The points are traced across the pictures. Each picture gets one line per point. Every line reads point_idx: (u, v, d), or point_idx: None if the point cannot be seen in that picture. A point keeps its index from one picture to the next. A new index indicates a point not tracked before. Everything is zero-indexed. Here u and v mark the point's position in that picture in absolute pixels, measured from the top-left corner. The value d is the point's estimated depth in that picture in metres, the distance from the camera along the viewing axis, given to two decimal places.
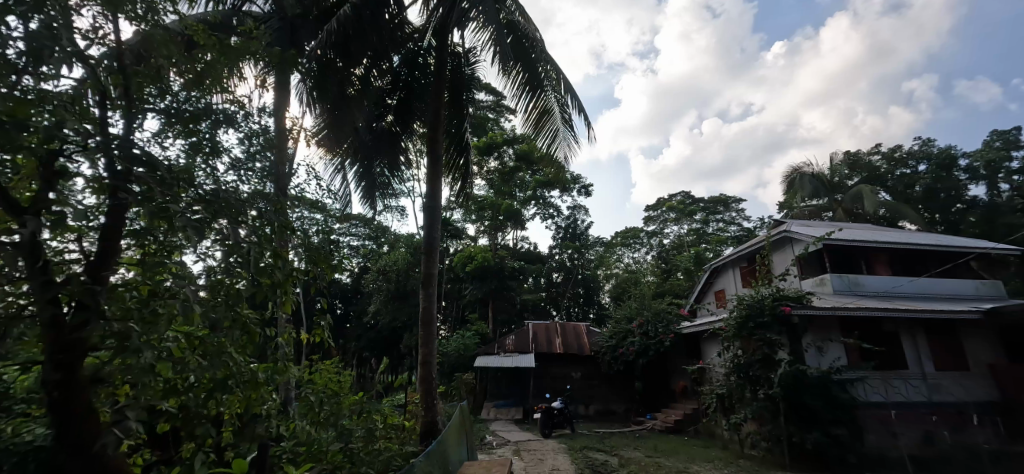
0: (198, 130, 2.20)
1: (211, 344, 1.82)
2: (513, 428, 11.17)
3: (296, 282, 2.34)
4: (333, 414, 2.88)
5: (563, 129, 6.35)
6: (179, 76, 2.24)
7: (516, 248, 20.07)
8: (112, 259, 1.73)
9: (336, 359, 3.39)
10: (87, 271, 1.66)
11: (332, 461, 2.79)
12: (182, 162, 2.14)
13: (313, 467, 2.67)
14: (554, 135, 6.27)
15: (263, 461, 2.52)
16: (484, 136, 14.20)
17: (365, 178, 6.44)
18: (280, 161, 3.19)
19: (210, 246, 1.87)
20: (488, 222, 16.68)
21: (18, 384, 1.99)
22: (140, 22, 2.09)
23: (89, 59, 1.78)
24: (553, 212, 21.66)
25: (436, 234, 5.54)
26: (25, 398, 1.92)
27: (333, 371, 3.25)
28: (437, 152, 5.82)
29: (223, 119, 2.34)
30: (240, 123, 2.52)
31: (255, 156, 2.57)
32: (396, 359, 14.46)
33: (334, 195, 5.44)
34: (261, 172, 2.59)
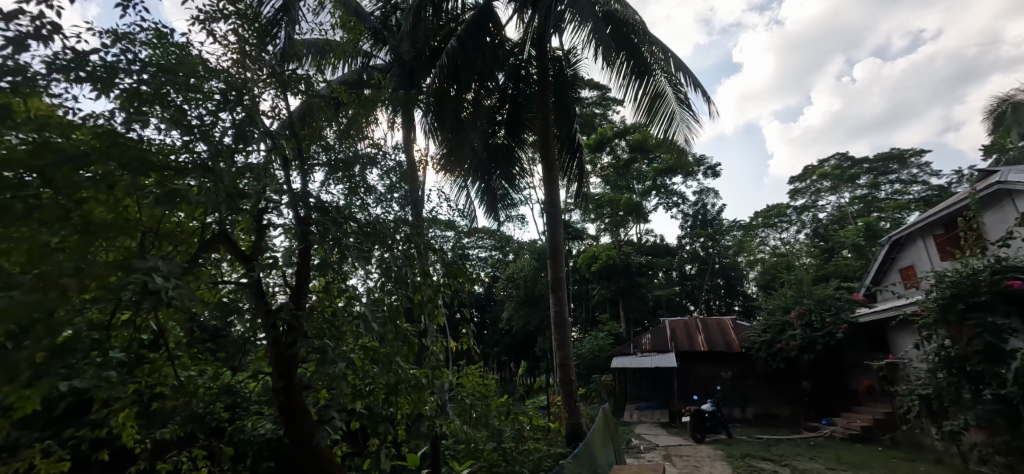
0: (353, 174, 2.62)
1: (382, 353, 2.11)
2: (661, 432, 10.76)
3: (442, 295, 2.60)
4: (485, 415, 3.12)
5: (679, 110, 6.07)
6: (331, 131, 2.68)
7: (642, 242, 19.39)
8: (304, 287, 2.16)
9: (480, 365, 3.68)
10: (290, 299, 2.11)
11: (488, 458, 3.07)
12: (343, 202, 2.56)
13: (472, 464, 3.05)
14: (670, 119, 6.03)
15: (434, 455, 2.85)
16: (594, 134, 14.14)
17: (487, 194, 6.87)
18: (415, 189, 3.62)
19: (372, 269, 2.21)
20: (609, 219, 16.40)
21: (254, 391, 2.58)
22: (302, 94, 2.57)
23: (273, 131, 2.24)
24: (679, 200, 20.50)
25: (559, 237, 5.60)
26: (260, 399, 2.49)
27: (482, 373, 3.55)
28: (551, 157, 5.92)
29: (368, 162, 2.73)
30: (381, 162, 2.94)
31: (396, 189, 2.97)
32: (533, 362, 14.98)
33: (461, 213, 5.94)
34: (402, 201, 2.98)
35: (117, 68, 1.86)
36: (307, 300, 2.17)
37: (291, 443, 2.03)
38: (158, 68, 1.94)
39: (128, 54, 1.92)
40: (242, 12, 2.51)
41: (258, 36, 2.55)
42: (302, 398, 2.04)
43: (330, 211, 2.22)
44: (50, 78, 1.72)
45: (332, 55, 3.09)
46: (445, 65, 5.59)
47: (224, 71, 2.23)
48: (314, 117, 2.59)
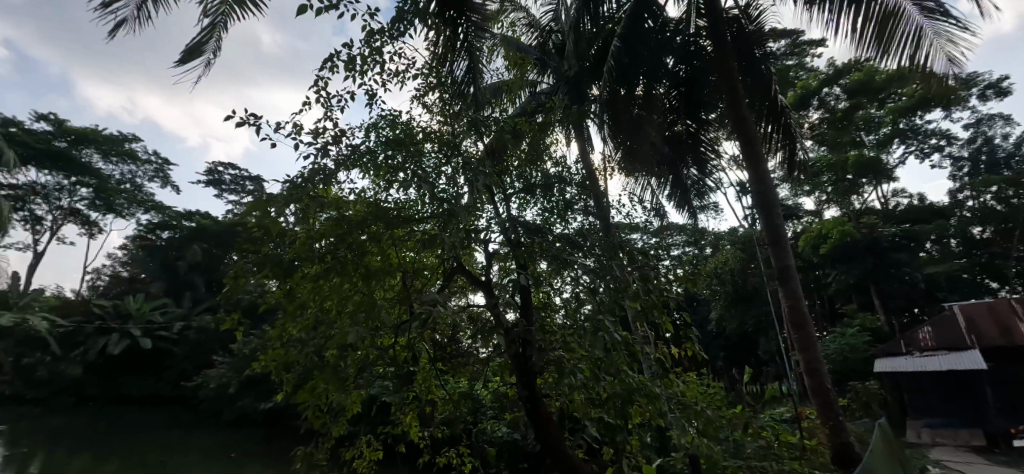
0: (549, 193, 2.88)
1: (609, 366, 2.00)
2: (979, 458, 7.90)
3: (669, 302, 2.31)
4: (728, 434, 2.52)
5: (931, 19, 4.46)
6: (516, 159, 2.89)
7: (891, 208, 15.35)
8: (527, 301, 2.41)
9: (706, 374, 3.26)
10: (518, 311, 2.39)
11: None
12: (544, 222, 2.86)
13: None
14: (918, 35, 4.46)
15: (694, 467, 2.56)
16: (795, 89, 11.67)
17: (678, 188, 6.54)
18: (597, 196, 3.66)
19: (578, 274, 2.30)
20: (833, 188, 13.41)
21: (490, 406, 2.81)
22: (487, 130, 2.73)
23: (472, 167, 2.43)
24: (942, 143, 15.70)
25: (777, 220, 4.29)
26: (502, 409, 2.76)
27: (707, 380, 3.25)
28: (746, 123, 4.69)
29: (559, 181, 2.95)
30: (566, 177, 3.10)
31: (580, 200, 3.11)
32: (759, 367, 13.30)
33: (651, 213, 5.78)
34: (586, 211, 3.10)
35: (370, 151, 2.48)
36: (533, 315, 2.41)
37: (542, 444, 2.33)
38: (393, 141, 2.48)
39: (377, 138, 2.54)
40: (437, 79, 2.99)
41: (454, 97, 3.03)
42: (542, 404, 2.33)
43: (538, 231, 2.42)
44: (337, 169, 2.38)
45: (509, 94, 3.42)
46: (612, 68, 5.30)
47: (436, 131, 2.72)
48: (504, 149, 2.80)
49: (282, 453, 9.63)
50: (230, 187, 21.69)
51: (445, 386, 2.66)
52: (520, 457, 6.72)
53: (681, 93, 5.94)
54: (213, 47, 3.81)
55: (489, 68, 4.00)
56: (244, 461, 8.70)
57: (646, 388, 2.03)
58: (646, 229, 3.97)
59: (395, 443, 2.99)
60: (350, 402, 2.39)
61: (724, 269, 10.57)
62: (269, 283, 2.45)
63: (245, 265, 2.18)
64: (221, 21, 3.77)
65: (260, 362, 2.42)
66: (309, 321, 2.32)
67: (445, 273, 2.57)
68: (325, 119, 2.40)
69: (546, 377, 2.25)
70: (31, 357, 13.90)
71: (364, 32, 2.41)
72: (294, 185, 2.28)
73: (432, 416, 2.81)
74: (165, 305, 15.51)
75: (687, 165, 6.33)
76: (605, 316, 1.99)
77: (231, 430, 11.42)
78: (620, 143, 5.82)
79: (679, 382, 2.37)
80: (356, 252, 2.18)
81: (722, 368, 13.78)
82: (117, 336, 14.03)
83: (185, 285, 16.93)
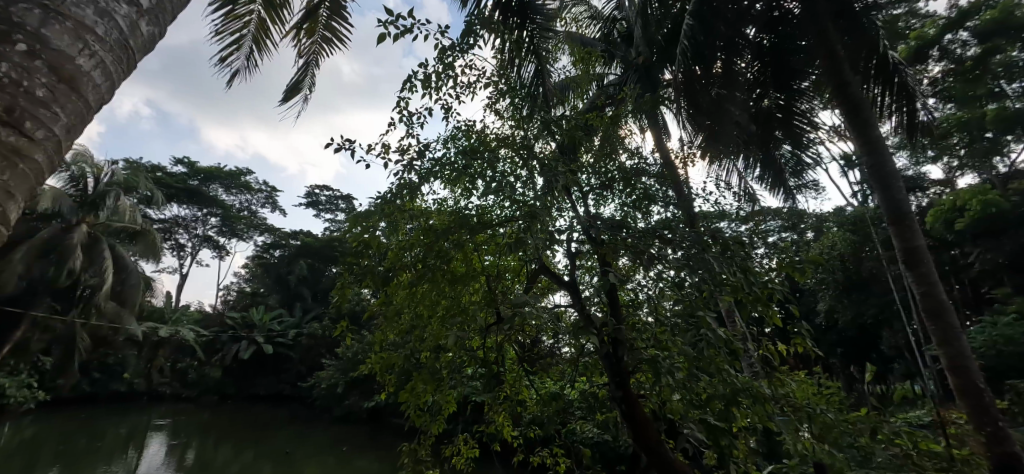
0: (628, 185, 2.78)
1: (708, 363, 1.89)
2: None
3: (776, 295, 2.07)
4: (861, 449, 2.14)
5: None
6: (590, 154, 2.85)
7: None
8: (613, 301, 2.35)
9: (820, 372, 2.94)
10: (605, 309, 2.35)
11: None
12: (625, 216, 2.77)
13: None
14: None
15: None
16: None
17: (770, 168, 6.05)
18: (679, 185, 3.46)
19: (665, 270, 2.16)
20: None
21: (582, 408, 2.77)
22: (557, 131, 2.71)
23: (546, 166, 2.42)
24: None
25: (899, 193, 3.42)
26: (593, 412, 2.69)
27: (824, 380, 2.92)
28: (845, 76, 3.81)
29: (638, 173, 2.82)
30: (646, 169, 2.99)
31: (661, 191, 2.98)
32: (882, 362, 11.84)
33: (739, 198, 5.38)
34: (669, 201, 2.96)
35: (448, 162, 2.58)
36: (620, 314, 2.36)
37: (638, 445, 2.28)
38: (469, 150, 2.56)
39: (455, 148, 2.64)
40: (507, 83, 3.02)
41: (524, 100, 3.03)
42: (637, 405, 2.28)
43: (619, 226, 2.28)
44: (421, 182, 2.52)
45: (580, 90, 3.36)
46: (686, 49, 4.75)
47: (510, 136, 2.76)
48: (577, 146, 2.79)
49: (387, 449, 10.34)
50: (327, 206, 23.76)
51: (535, 387, 2.69)
52: (616, 459, 6.56)
53: (768, 65, 5.31)
54: (308, 84, 4.21)
55: (558, 68, 3.98)
56: (356, 456, 9.50)
57: (751, 387, 1.90)
58: (736, 217, 3.68)
59: (490, 441, 3.09)
60: (446, 402, 2.52)
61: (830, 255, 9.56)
62: (369, 292, 2.66)
63: (350, 277, 2.41)
64: (313, 59, 4.14)
65: (366, 363, 2.64)
66: (405, 325, 2.50)
67: (527, 275, 2.61)
68: (407, 136, 2.59)
69: (639, 376, 2.20)
70: (183, 363, 16.33)
71: (436, 50, 2.54)
72: (385, 200, 2.46)
73: (523, 416, 2.86)
74: (282, 315, 17.39)
75: (779, 142, 5.75)
76: (702, 313, 1.90)
77: (342, 427, 12.50)
78: (701, 125, 5.45)
79: (789, 382, 2.17)
80: (444, 259, 2.24)
81: (836, 363, 12.48)
82: (246, 343, 16.01)
83: (296, 297, 18.84)
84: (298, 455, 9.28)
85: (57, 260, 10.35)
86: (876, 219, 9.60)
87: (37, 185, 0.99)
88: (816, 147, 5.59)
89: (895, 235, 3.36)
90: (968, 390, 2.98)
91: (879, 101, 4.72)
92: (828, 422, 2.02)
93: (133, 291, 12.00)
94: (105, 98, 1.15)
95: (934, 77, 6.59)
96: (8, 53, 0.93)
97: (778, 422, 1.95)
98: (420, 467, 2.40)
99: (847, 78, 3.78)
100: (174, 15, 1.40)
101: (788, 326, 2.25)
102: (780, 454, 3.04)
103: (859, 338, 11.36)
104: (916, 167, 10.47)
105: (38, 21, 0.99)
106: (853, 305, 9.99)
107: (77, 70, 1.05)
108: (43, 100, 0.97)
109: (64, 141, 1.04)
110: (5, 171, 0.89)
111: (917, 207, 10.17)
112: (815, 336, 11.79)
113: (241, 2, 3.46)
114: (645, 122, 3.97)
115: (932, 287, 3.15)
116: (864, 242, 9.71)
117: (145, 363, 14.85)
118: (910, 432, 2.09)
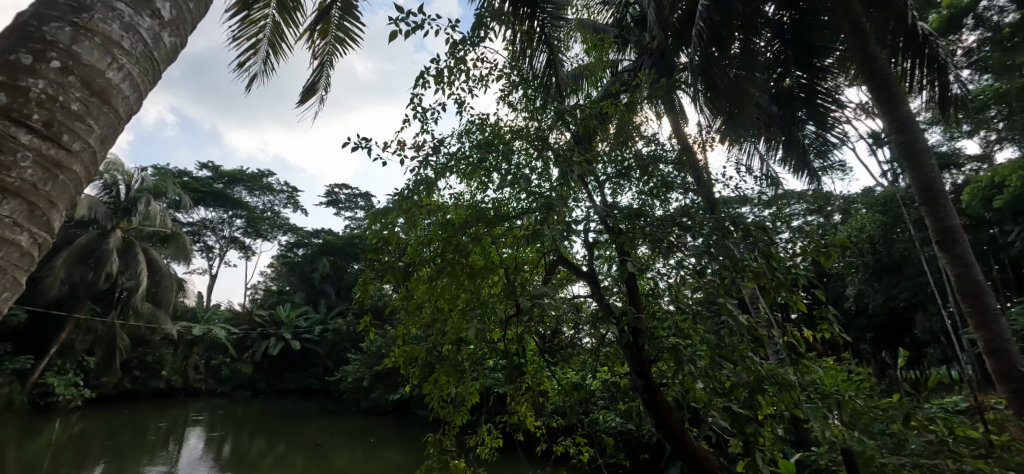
0: (643, 174, 2.74)
1: (730, 350, 1.86)
2: None
3: (799, 280, 2.03)
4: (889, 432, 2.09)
5: None
6: (605, 143, 2.83)
7: None
8: (632, 289, 2.33)
9: (848, 358, 2.86)
10: (624, 299, 2.33)
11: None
12: (642, 204, 2.73)
13: None
14: None
15: (852, 461, 2.21)
16: None
17: (792, 150, 5.87)
18: (697, 170, 3.40)
19: (683, 257, 2.13)
20: None
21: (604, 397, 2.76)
22: (570, 119, 2.67)
23: (559, 157, 2.40)
24: None
25: (932, 171, 3.29)
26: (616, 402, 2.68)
27: (853, 366, 2.84)
28: (873, 52, 3.66)
29: (655, 161, 2.76)
30: (662, 155, 2.95)
31: (679, 178, 2.93)
32: (915, 346, 11.49)
33: (761, 181, 5.25)
34: (686, 187, 2.91)
35: (462, 156, 2.59)
36: (640, 303, 2.34)
37: (662, 433, 2.26)
38: (483, 143, 2.55)
39: (470, 142, 2.65)
40: (518, 74, 3.00)
41: (537, 90, 3.01)
42: (659, 393, 2.26)
43: (638, 214, 2.23)
44: (437, 177, 2.54)
45: (593, 79, 3.31)
46: (702, 30, 4.66)
47: (524, 128, 2.75)
48: (592, 135, 2.78)
49: (413, 438, 10.60)
50: (346, 204, 24.18)
51: (556, 377, 2.71)
52: (641, 447, 6.57)
53: (789, 42, 5.11)
54: (323, 85, 4.28)
55: (570, 56, 3.94)
56: (384, 446, 9.73)
57: (777, 375, 1.87)
58: (758, 202, 3.58)
59: (513, 431, 3.11)
60: (469, 393, 2.54)
61: (859, 238, 9.26)
62: (390, 287, 2.71)
63: (371, 273, 2.45)
64: (327, 60, 4.20)
65: (389, 357, 2.69)
66: (426, 317, 2.54)
67: (545, 266, 2.61)
68: (420, 132, 2.60)
69: (660, 364, 2.19)
70: (216, 360, 16.93)
71: (448, 44, 2.54)
72: (403, 197, 2.49)
73: (546, 406, 2.87)
74: (307, 312, 17.86)
75: (802, 122, 5.55)
76: (723, 299, 1.87)
77: (369, 419, 12.85)
78: (720, 108, 5.33)
79: (816, 368, 2.13)
80: (461, 253, 2.26)
81: (865, 349, 12.16)
82: (274, 340, 16.51)
83: (320, 293, 19.30)
84: (330, 446, 9.60)
85: (95, 264, 10.80)
86: (908, 199, 9.25)
87: (77, 193, 1.05)
88: (842, 126, 5.37)
89: (928, 215, 3.23)
90: (1008, 373, 2.86)
91: (909, 75, 4.52)
92: (856, 408, 1.99)
93: (167, 292, 12.46)
94: (134, 110, 1.18)
95: (969, 47, 6.24)
96: (45, 71, 0.98)
97: (805, 408, 1.92)
98: (444, 458, 2.43)
99: (874, 52, 3.64)
100: (194, 24, 1.41)
101: (815, 311, 2.19)
102: (809, 443, 2.98)
103: (890, 322, 11.04)
104: (950, 142, 10.04)
105: (70, 37, 1.04)
106: (884, 289, 9.69)
107: (107, 83, 1.09)
108: (77, 113, 1.02)
109: (99, 152, 1.09)
110: (47, 182, 0.96)
111: (951, 185, 9.75)
112: (843, 321, 11.50)
113: (256, 7, 3.52)
114: (661, 107, 3.88)
115: (969, 268, 3.03)
116: (895, 223, 9.39)
117: (180, 361, 15.42)
118: (945, 418, 2.01)
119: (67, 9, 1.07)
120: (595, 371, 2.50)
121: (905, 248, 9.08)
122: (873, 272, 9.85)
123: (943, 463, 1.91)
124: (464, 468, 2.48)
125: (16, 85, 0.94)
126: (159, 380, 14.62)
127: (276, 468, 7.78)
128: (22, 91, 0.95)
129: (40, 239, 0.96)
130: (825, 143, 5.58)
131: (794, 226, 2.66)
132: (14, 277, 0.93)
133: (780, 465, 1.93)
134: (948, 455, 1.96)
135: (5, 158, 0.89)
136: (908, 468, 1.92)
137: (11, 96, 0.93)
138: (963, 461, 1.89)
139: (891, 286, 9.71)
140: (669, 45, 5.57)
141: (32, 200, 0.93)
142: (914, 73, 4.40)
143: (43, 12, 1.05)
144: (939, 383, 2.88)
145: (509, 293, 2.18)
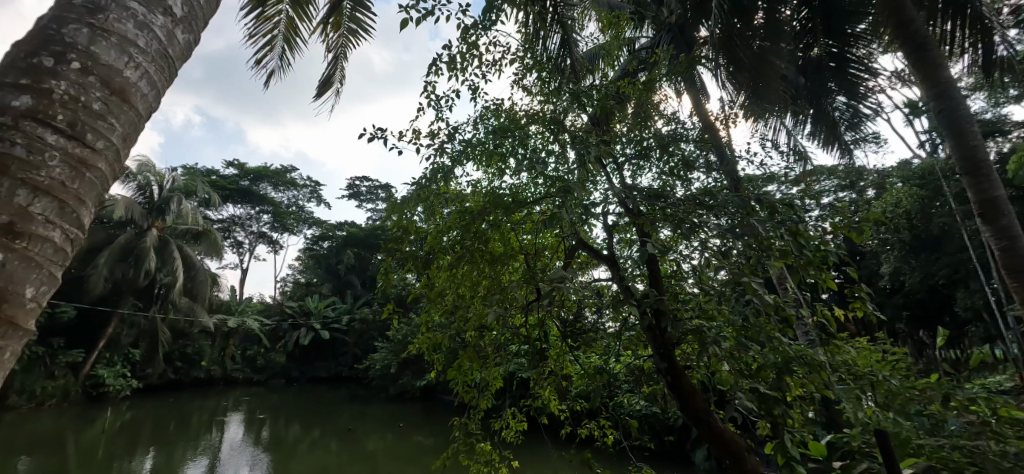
0: (664, 157, 2.69)
1: (758, 330, 1.80)
2: None
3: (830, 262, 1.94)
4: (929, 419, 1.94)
5: None
6: (624, 124, 2.76)
7: None
8: (657, 274, 2.33)
9: (882, 338, 2.72)
10: (648, 283, 2.31)
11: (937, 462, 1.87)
12: (661, 186, 2.68)
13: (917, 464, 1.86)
14: None
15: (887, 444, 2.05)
16: None
17: (822, 123, 5.64)
18: (718, 149, 3.28)
19: (706, 240, 2.06)
20: None
21: (627, 387, 2.67)
22: (585, 105, 2.61)
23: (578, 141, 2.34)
24: None
25: (976, 138, 3.11)
26: (639, 392, 2.61)
27: (885, 347, 2.71)
28: (910, 13, 3.43)
29: (675, 139, 2.70)
30: (682, 133, 2.88)
31: (701, 160, 2.82)
32: (955, 325, 11.02)
33: (787, 155, 5.08)
34: (708, 166, 2.83)
35: (475, 142, 2.57)
36: (663, 286, 2.33)
37: (687, 417, 2.23)
38: (498, 129, 2.54)
39: (485, 128, 2.62)
40: (531, 56, 2.94)
41: (552, 72, 2.93)
42: (684, 377, 2.24)
43: (659, 195, 2.18)
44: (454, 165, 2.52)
45: (609, 59, 3.18)
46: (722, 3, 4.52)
47: (539, 111, 2.71)
48: (610, 117, 2.70)
49: (440, 422, 10.93)
50: (367, 197, 24.56)
51: (580, 362, 2.68)
52: (665, 428, 6.68)
53: (818, 7, 4.77)
54: (337, 78, 4.30)
55: (585, 37, 3.87)
56: (413, 430, 10.03)
57: (806, 355, 1.80)
58: (785, 179, 3.44)
59: (538, 415, 3.09)
60: (493, 378, 2.52)
61: (894, 213, 8.96)
62: (412, 275, 2.71)
63: (392, 262, 2.46)
64: (341, 52, 4.23)
65: (413, 344, 2.71)
66: (449, 304, 2.55)
67: (566, 251, 2.59)
68: (436, 120, 2.61)
69: (686, 348, 2.16)
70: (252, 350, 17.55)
71: (460, 30, 2.51)
72: (421, 186, 2.47)
73: (570, 390, 2.82)
74: (334, 302, 18.44)
75: (831, 93, 5.31)
76: (747, 279, 1.81)
77: (398, 405, 13.21)
78: (743, 83, 5.15)
79: (848, 348, 2.04)
80: (481, 240, 2.29)
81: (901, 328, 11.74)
82: (305, 330, 17.28)
83: (346, 284, 19.83)
84: (361, 431, 9.92)
85: (135, 261, 11.31)
86: (948, 171, 8.74)
87: (104, 191, 1.09)
88: (875, 96, 5.10)
89: (969, 186, 3.06)
90: None
91: (950, 39, 4.23)
92: (892, 390, 1.87)
93: (201, 286, 12.95)
94: (152, 107, 1.21)
95: (1017, 4, 5.74)
96: (66, 73, 1.02)
97: (837, 389, 1.84)
98: (469, 441, 2.43)
99: (909, 14, 3.43)
100: (205, 20, 1.42)
101: (847, 289, 2.09)
102: (841, 422, 2.89)
103: (928, 300, 10.61)
104: (995, 108, 9.43)
105: (87, 38, 1.07)
106: (921, 266, 9.24)
107: (126, 82, 1.11)
108: (99, 113, 1.05)
109: (122, 150, 1.13)
110: (74, 180, 0.99)
111: (997, 154, 9.18)
112: (878, 300, 11.13)
113: (269, 4, 3.57)
114: (680, 84, 3.77)
115: (1015, 241, 2.86)
116: (934, 197, 8.90)
117: (218, 351, 16.05)
118: (987, 397, 1.84)
119: (82, 10, 1.10)
120: (618, 355, 2.48)
121: (945, 222, 8.60)
122: (910, 248, 9.43)
123: (984, 444, 1.78)
124: (490, 452, 2.48)
125: (40, 87, 0.98)
126: (199, 369, 15.20)
127: (313, 452, 8.03)
128: (46, 92, 0.98)
129: (71, 236, 1.00)
130: (857, 114, 5.33)
131: (825, 203, 2.54)
132: (51, 272, 0.97)
133: (811, 447, 1.88)
134: (989, 436, 1.82)
135: (34, 159, 0.93)
136: (947, 450, 1.84)
137: (36, 98, 0.97)
138: (1009, 443, 1.75)
139: (930, 263, 9.22)
140: (689, 19, 5.37)
141: (63, 197, 0.97)
142: (955, 34, 4.11)
143: (61, 15, 1.08)
144: (981, 362, 2.72)
145: (528, 278, 2.16)
